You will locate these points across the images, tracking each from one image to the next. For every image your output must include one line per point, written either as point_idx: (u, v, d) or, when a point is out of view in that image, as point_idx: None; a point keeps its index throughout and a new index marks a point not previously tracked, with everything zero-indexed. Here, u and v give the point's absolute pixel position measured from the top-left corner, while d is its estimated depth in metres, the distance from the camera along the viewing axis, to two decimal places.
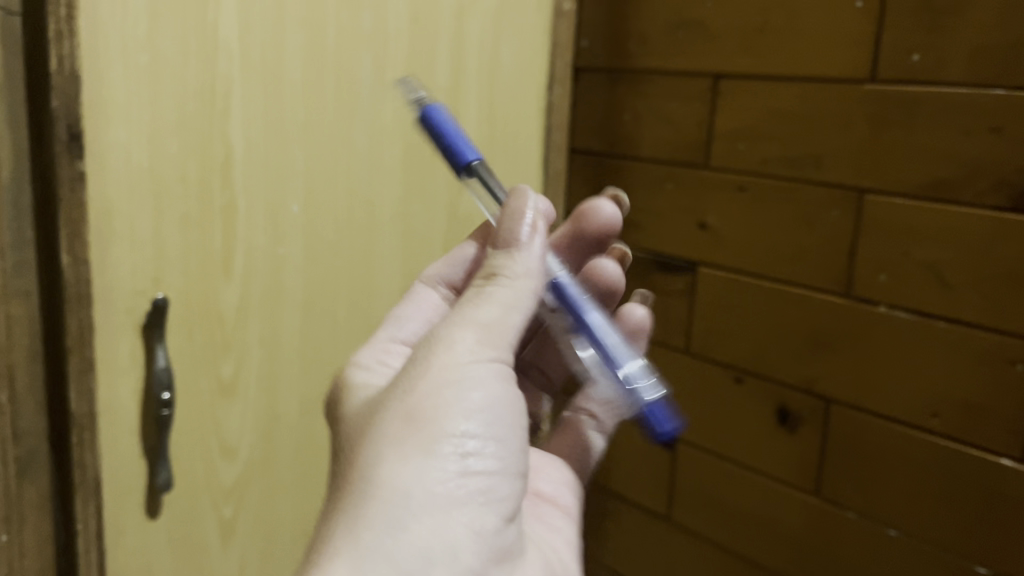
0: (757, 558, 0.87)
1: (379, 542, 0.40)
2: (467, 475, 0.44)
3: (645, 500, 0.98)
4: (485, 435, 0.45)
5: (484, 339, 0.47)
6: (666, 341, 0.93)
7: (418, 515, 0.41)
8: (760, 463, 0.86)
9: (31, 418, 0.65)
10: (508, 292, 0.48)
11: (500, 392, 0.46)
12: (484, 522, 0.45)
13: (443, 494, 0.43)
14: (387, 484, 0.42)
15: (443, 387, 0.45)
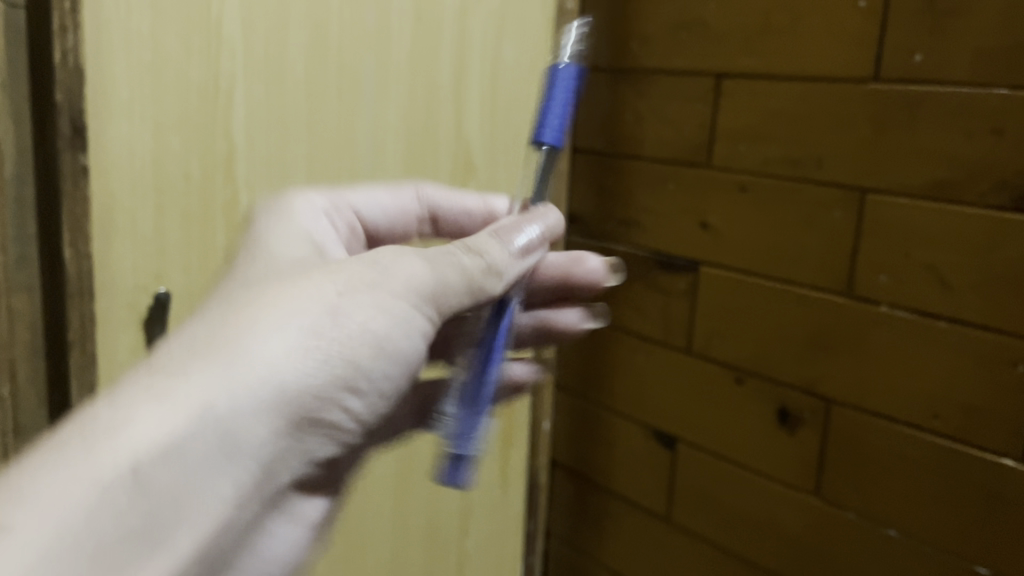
0: (757, 558, 0.87)
1: (227, 413, 0.36)
2: (334, 404, 0.40)
3: (645, 500, 0.98)
4: (378, 371, 0.42)
5: (433, 294, 0.44)
6: (667, 340, 0.93)
7: (258, 412, 0.37)
8: (760, 463, 0.86)
9: (31, 413, 0.66)
10: (472, 265, 0.45)
11: (416, 347, 0.44)
12: (319, 448, 0.41)
13: (300, 409, 0.39)
14: (258, 368, 0.37)
15: (374, 308, 0.41)
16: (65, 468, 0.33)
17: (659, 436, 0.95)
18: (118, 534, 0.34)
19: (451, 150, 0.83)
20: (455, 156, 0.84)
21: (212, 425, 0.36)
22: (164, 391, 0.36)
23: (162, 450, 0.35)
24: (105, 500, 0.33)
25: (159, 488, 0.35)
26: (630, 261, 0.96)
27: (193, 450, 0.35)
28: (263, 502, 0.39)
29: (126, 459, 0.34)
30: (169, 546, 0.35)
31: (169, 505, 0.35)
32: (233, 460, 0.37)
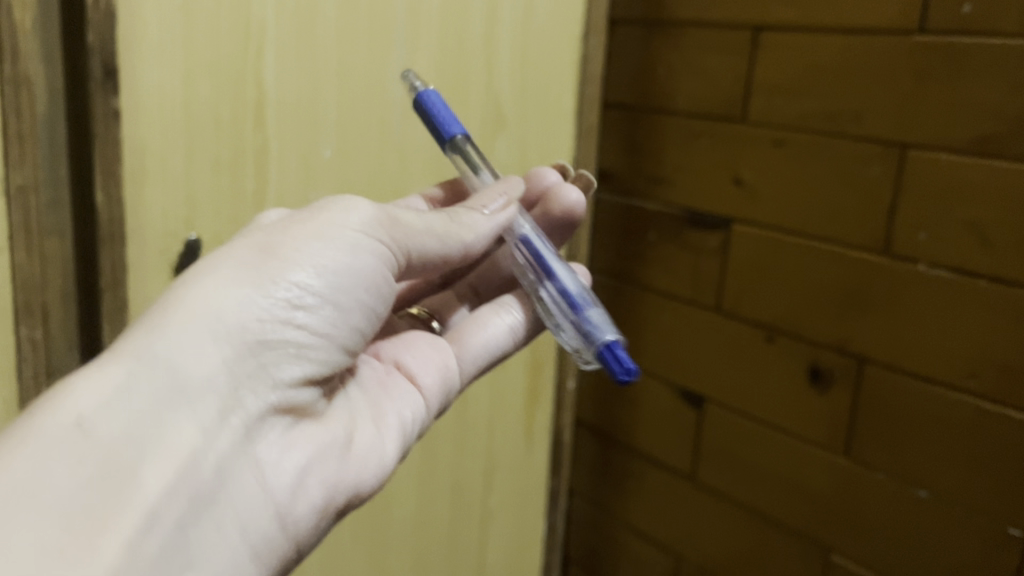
0: (782, 518, 0.87)
1: (167, 353, 0.39)
2: (288, 325, 0.43)
3: (669, 458, 0.98)
4: (324, 289, 0.45)
5: (384, 225, 0.48)
6: (696, 298, 0.92)
7: (212, 336, 0.41)
8: (787, 423, 0.85)
9: (63, 358, 0.65)
10: (439, 222, 0.52)
11: (366, 267, 0.47)
12: (280, 369, 0.43)
13: (253, 330, 0.42)
14: (187, 310, 0.41)
15: (305, 237, 0.45)
16: (18, 444, 0.35)
17: (686, 394, 0.95)
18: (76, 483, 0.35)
19: (482, 103, 0.82)
20: (485, 109, 0.83)
21: (156, 367, 0.39)
22: (109, 357, 0.39)
23: (111, 398, 0.37)
24: (57, 449, 0.35)
25: (109, 433, 0.37)
26: (659, 218, 0.95)
27: (139, 385, 0.38)
28: (235, 433, 0.41)
29: (73, 413, 0.36)
30: (135, 475, 0.36)
31: (127, 441, 0.37)
32: (181, 389, 0.39)
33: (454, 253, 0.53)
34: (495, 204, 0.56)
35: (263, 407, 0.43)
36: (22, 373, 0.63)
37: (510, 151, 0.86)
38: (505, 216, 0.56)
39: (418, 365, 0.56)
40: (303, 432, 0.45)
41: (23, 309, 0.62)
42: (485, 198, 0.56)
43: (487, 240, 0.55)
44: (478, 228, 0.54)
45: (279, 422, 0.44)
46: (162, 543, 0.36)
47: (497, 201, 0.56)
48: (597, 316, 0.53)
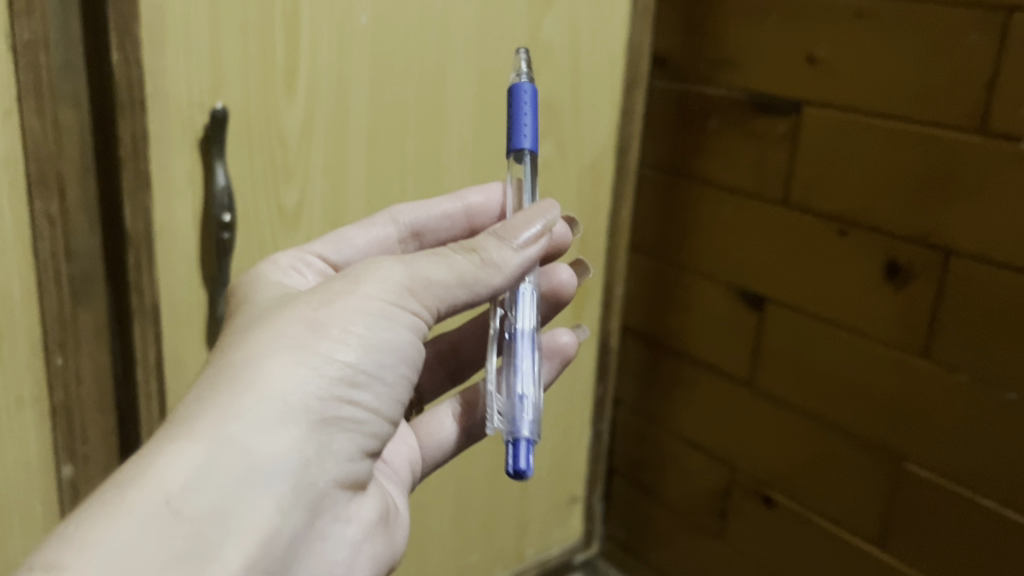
0: (848, 425, 0.81)
1: (239, 436, 0.41)
2: (341, 403, 0.45)
3: (725, 365, 0.92)
4: (370, 363, 0.46)
5: (414, 288, 0.47)
6: (760, 191, 0.85)
7: (283, 417, 0.42)
8: (859, 323, 0.79)
9: (85, 237, 0.60)
10: (467, 264, 0.48)
11: (402, 338, 0.47)
12: (340, 446, 0.45)
13: (314, 410, 0.43)
14: (253, 393, 0.42)
15: (350, 311, 0.45)
16: (110, 521, 0.37)
17: (745, 296, 0.89)
18: (167, 563, 0.36)
19: None
20: None
21: (232, 451, 0.40)
22: (185, 437, 0.40)
23: (193, 479, 0.39)
24: (148, 530, 0.37)
25: (197, 511, 0.38)
26: (721, 105, 0.88)
27: (217, 469, 0.39)
28: (302, 513, 0.42)
29: (160, 492, 0.38)
30: (217, 559, 0.38)
31: (209, 523, 0.38)
32: (255, 470, 0.40)
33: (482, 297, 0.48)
34: (526, 236, 0.50)
35: (327, 484, 0.44)
36: (38, 252, 0.58)
37: (561, 27, 0.79)
38: (534, 252, 0.50)
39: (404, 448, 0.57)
40: (358, 506, 0.47)
41: (38, 182, 0.57)
42: (511, 228, 0.50)
43: (516, 276, 0.50)
44: (507, 266, 0.49)
45: (341, 496, 0.46)
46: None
47: (527, 233, 0.50)
48: (531, 401, 0.49)
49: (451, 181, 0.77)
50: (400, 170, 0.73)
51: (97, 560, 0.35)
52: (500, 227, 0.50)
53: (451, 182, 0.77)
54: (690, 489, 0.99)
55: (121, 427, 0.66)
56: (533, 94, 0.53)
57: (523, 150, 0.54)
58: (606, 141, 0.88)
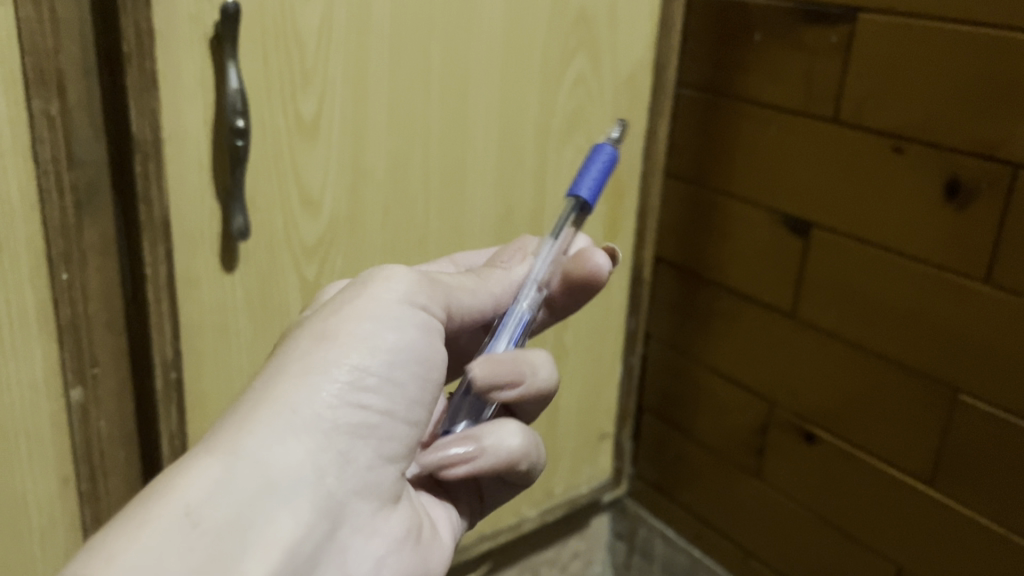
0: (902, 357, 0.76)
1: (254, 449, 0.40)
2: (358, 409, 0.44)
3: (767, 296, 0.87)
4: (384, 368, 0.45)
5: (423, 286, 0.48)
6: (809, 109, 0.80)
7: (296, 429, 0.41)
8: (915, 247, 0.73)
9: (89, 143, 0.56)
10: (465, 279, 0.52)
11: (413, 338, 0.46)
12: (359, 455, 0.44)
13: (328, 419, 0.43)
14: (264, 408, 0.41)
15: (360, 317, 0.45)
16: (131, 535, 0.36)
17: (790, 221, 0.84)
18: (189, 575, 0.36)
19: None
20: None
21: (248, 463, 0.40)
22: (200, 453, 0.40)
23: (210, 492, 0.38)
24: (168, 543, 0.36)
25: (217, 525, 0.37)
26: (767, 16, 0.82)
27: (233, 481, 0.39)
28: (323, 525, 0.41)
29: (179, 504, 0.37)
30: (238, 570, 0.37)
31: (228, 536, 0.38)
32: (270, 483, 0.40)
33: (486, 304, 0.53)
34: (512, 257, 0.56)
35: (345, 496, 0.43)
36: (37, 155, 0.54)
37: None
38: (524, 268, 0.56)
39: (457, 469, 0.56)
40: (384, 520, 0.45)
41: (36, 79, 0.52)
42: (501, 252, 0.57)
43: (513, 291, 0.55)
44: (503, 279, 0.54)
45: (365, 509, 0.44)
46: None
47: (515, 256, 0.57)
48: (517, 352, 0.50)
49: (480, 94, 0.72)
50: (425, 80, 0.68)
51: (122, 571, 0.34)
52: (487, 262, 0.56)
53: (480, 94, 0.72)
54: (727, 426, 0.95)
55: (134, 348, 0.63)
56: (606, 156, 0.55)
57: (577, 198, 0.56)
58: (643, 55, 0.82)
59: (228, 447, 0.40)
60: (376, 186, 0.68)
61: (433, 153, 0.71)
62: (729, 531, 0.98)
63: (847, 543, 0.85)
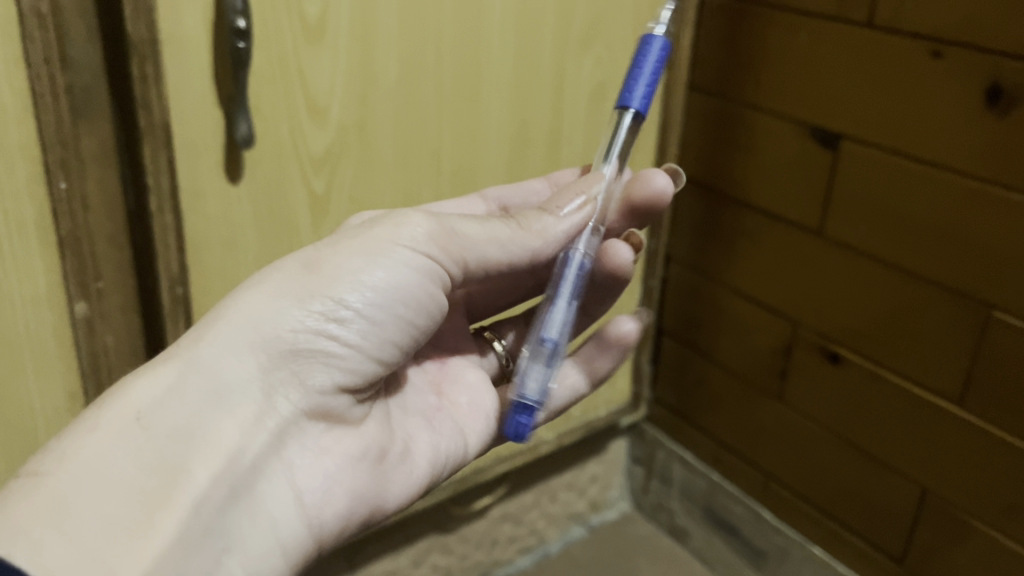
0: (933, 274, 0.74)
1: (208, 361, 0.45)
2: (320, 338, 0.47)
3: (793, 213, 0.84)
4: (360, 305, 0.48)
5: (433, 235, 0.49)
6: (842, 14, 0.75)
7: (253, 349, 0.46)
8: (951, 158, 0.70)
9: (83, 49, 0.54)
10: (503, 227, 0.51)
11: (405, 278, 0.49)
12: (314, 379, 0.48)
13: (288, 346, 0.47)
14: (229, 324, 0.46)
15: (347, 251, 0.48)
16: (85, 433, 0.42)
17: (818, 134, 0.80)
18: (134, 471, 0.42)
19: None
20: None
21: (198, 375, 0.45)
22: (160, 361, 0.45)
23: (160, 399, 0.44)
24: (114, 439, 0.42)
25: (160, 427, 0.43)
26: None
27: (182, 389, 0.44)
28: (267, 438, 0.46)
29: (131, 409, 0.43)
30: (179, 467, 0.43)
31: (174, 439, 0.43)
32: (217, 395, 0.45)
33: (521, 258, 0.51)
34: (570, 207, 0.52)
35: (296, 411, 0.48)
36: (29, 56, 0.51)
37: None
38: (581, 218, 0.52)
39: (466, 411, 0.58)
40: (337, 440, 0.50)
41: None
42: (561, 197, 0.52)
43: (559, 244, 0.52)
44: (549, 230, 0.51)
45: (312, 426, 0.49)
46: (201, 532, 0.42)
47: (573, 202, 0.52)
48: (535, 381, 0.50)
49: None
50: None
51: (74, 465, 0.41)
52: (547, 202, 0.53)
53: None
54: (748, 348, 0.93)
55: (140, 263, 0.61)
56: (656, 48, 0.52)
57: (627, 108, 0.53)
58: None
59: (185, 356, 0.45)
60: (385, 94, 0.65)
61: (445, 59, 0.67)
62: (748, 454, 0.96)
63: (870, 464, 0.84)
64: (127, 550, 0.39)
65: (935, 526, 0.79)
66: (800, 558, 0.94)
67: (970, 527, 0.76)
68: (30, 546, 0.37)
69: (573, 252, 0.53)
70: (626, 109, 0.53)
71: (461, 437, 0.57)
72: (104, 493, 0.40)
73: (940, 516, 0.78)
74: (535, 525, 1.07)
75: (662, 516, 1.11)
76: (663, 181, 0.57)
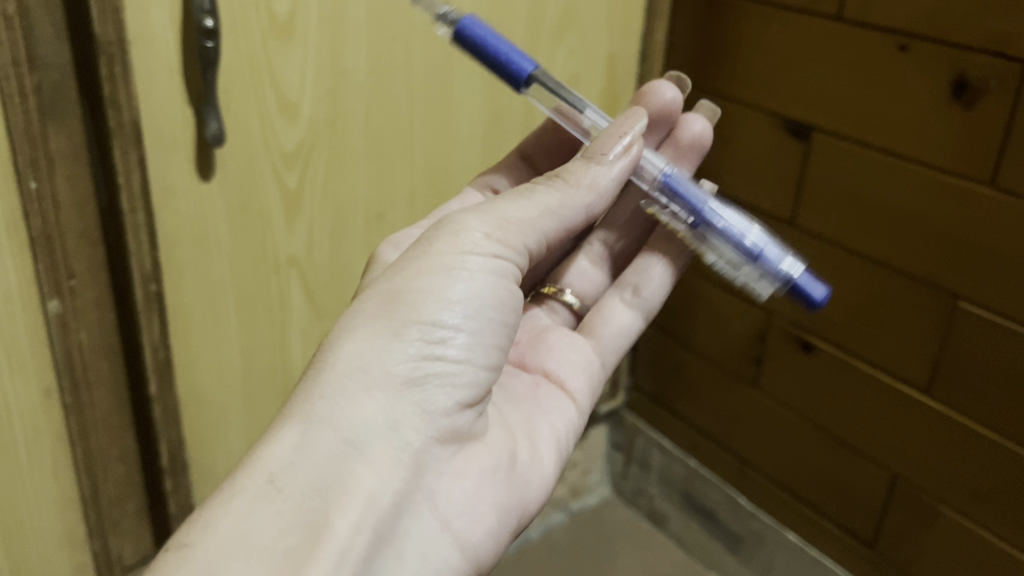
0: (900, 263, 0.75)
1: (330, 412, 0.44)
2: (430, 361, 0.47)
3: (766, 203, 0.85)
4: (455, 321, 0.48)
5: (496, 235, 0.49)
6: (811, 7, 0.76)
7: (369, 388, 0.45)
8: (918, 150, 0.71)
9: (51, 49, 0.54)
10: (553, 196, 0.51)
11: (486, 284, 0.49)
12: (436, 403, 0.47)
13: (401, 375, 0.46)
14: (337, 373, 0.45)
15: (427, 271, 0.48)
16: (223, 503, 0.41)
17: (789, 125, 0.81)
18: (280, 533, 0.40)
19: None
20: None
21: (323, 430, 0.44)
22: (282, 422, 0.44)
23: (291, 459, 0.43)
24: (255, 506, 0.41)
25: (296, 486, 0.42)
26: None
27: (308, 445, 0.43)
28: (404, 471, 0.45)
29: (264, 472, 0.42)
30: (326, 518, 0.41)
31: (313, 492, 0.42)
32: (346, 441, 0.44)
33: (577, 217, 0.52)
34: (617, 150, 0.52)
35: (426, 441, 0.46)
36: None
37: None
38: (626, 160, 0.53)
39: (567, 374, 0.59)
40: (466, 460, 0.49)
41: None
42: (601, 144, 0.52)
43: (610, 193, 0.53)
44: (599, 182, 0.52)
45: (445, 453, 0.48)
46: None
47: (614, 147, 0.52)
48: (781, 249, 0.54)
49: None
50: None
51: (215, 534, 0.40)
52: (588, 146, 0.53)
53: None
54: (723, 336, 0.94)
55: (112, 259, 0.62)
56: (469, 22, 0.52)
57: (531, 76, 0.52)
58: None
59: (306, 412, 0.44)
60: (356, 88, 0.66)
61: (416, 53, 0.68)
62: (725, 441, 0.98)
63: (843, 451, 0.85)
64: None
65: (906, 510, 0.81)
66: (774, 542, 0.95)
67: (938, 512, 0.78)
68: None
69: (667, 172, 0.56)
70: (531, 74, 0.53)
71: (570, 406, 0.58)
72: (252, 559, 0.39)
73: (909, 502, 0.80)
74: None
75: (642, 501, 1.12)
76: (672, 90, 0.60)
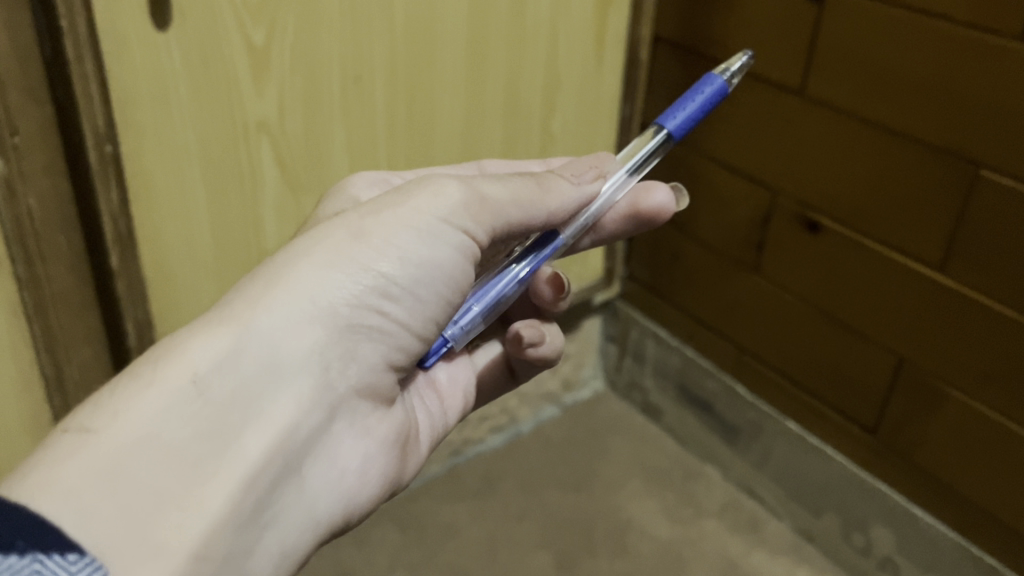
0: (917, 133, 0.70)
1: (267, 329, 0.42)
2: (369, 312, 0.45)
3: (774, 74, 0.79)
4: (404, 279, 0.45)
5: (470, 208, 0.46)
6: None
7: (311, 322, 0.43)
8: (945, 5, 0.65)
9: None
10: (526, 188, 0.49)
11: (447, 257, 0.46)
12: (363, 352, 0.46)
13: (341, 317, 0.44)
14: (286, 294, 0.43)
15: (396, 225, 0.45)
16: (138, 393, 0.38)
17: None
18: (189, 438, 0.38)
19: None
20: None
21: (257, 344, 0.41)
22: (217, 321, 0.41)
23: (220, 363, 0.40)
24: (173, 406, 0.38)
25: (219, 396, 0.40)
26: None
27: (240, 357, 0.41)
28: (318, 415, 0.44)
29: (187, 372, 0.40)
30: (234, 444, 0.39)
31: (230, 408, 0.40)
32: (277, 367, 0.42)
33: (536, 218, 0.50)
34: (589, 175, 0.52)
35: (345, 390, 0.45)
36: None
37: None
38: (593, 191, 0.52)
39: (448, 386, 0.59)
40: (376, 421, 0.48)
41: None
42: (573, 168, 0.52)
43: (572, 209, 0.52)
44: (564, 198, 0.50)
45: (364, 406, 0.47)
46: (254, 507, 0.39)
47: (586, 174, 0.52)
48: (462, 336, 0.52)
49: None
50: None
51: (124, 424, 0.37)
52: (565, 169, 0.52)
53: None
54: (724, 221, 0.90)
55: (63, 119, 0.57)
56: (720, 85, 0.55)
57: (664, 128, 0.55)
58: None
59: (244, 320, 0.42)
60: None
61: None
62: (724, 330, 0.94)
63: (846, 336, 0.81)
64: (182, 521, 0.36)
65: (910, 396, 0.78)
66: (772, 432, 0.93)
67: (944, 395, 0.75)
68: (80, 506, 0.34)
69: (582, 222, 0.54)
70: (666, 135, 0.55)
71: (439, 404, 0.58)
72: (155, 465, 0.37)
73: (914, 386, 0.77)
74: (506, 404, 1.05)
75: (635, 395, 1.10)
76: (664, 196, 0.57)
